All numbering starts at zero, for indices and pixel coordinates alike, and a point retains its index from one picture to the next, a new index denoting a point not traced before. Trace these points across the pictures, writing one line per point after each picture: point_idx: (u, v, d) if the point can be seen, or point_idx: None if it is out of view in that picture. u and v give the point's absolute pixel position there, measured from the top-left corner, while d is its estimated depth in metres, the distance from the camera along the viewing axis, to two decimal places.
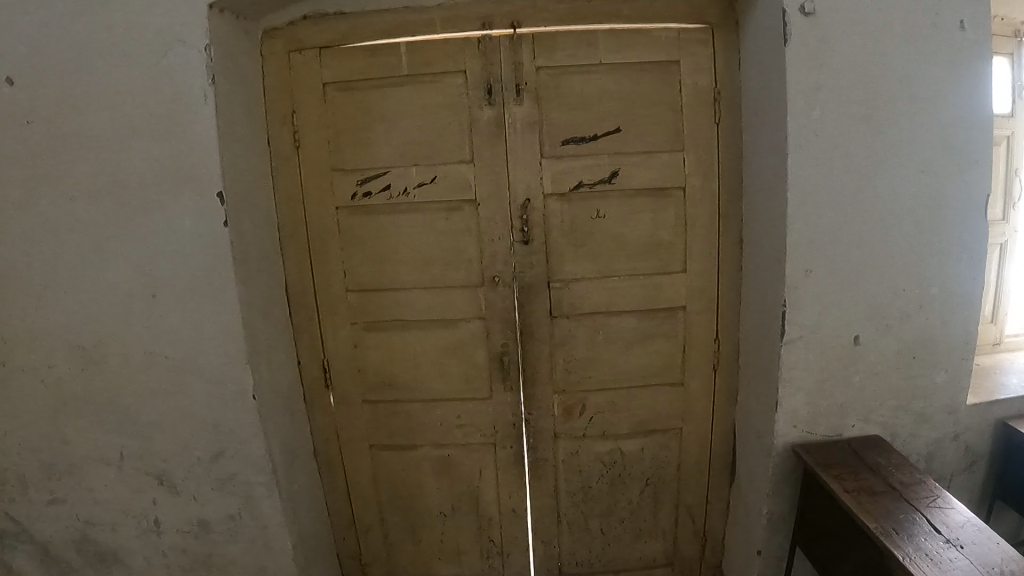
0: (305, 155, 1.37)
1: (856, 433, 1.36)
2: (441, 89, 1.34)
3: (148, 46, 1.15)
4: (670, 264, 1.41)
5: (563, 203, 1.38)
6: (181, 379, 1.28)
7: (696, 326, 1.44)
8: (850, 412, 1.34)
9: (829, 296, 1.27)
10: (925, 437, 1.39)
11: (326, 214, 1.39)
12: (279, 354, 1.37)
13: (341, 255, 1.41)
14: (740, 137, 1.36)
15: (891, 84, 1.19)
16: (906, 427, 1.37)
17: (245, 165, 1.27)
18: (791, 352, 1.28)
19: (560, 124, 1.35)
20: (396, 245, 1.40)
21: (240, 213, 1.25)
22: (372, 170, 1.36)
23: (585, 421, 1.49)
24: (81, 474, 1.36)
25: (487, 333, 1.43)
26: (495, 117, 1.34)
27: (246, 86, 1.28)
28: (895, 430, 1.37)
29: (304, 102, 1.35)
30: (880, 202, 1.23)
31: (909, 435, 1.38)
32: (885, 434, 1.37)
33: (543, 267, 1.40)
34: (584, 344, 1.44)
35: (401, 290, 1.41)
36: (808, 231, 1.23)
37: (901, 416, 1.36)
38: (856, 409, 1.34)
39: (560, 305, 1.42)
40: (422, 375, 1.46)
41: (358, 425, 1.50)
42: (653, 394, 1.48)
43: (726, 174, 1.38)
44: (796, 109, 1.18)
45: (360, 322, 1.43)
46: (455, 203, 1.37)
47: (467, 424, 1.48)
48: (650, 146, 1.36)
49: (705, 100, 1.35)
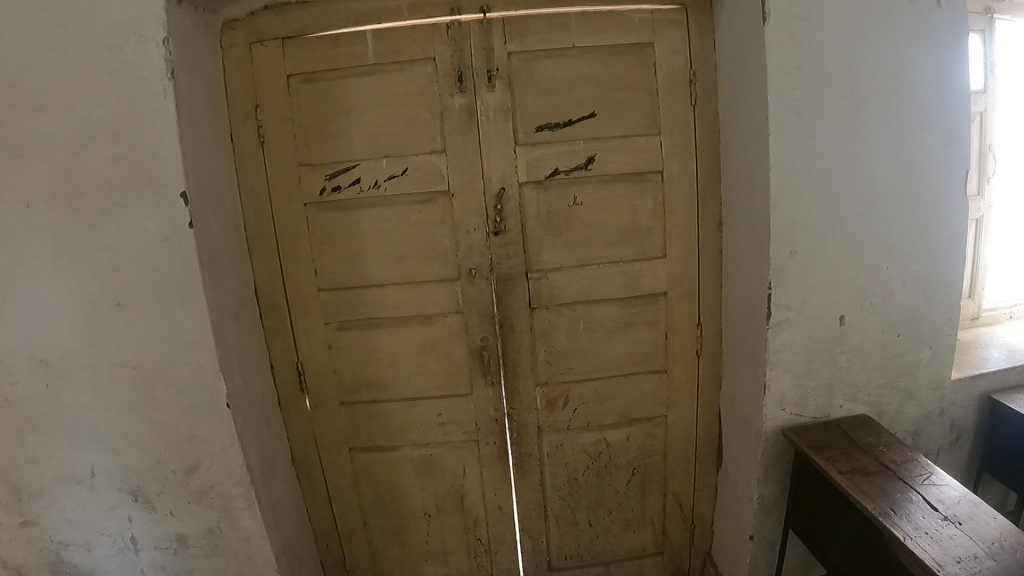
0: (271, 150, 1.32)
1: (843, 414, 1.35)
2: (410, 77, 1.30)
3: (102, 42, 1.10)
4: (650, 250, 1.38)
5: (539, 191, 1.35)
6: (150, 390, 1.23)
7: (679, 312, 1.41)
8: (836, 393, 1.33)
9: (813, 276, 1.25)
10: (910, 415, 1.39)
11: (294, 211, 1.33)
12: (252, 358, 1.32)
13: (311, 252, 1.35)
14: (715, 119, 1.34)
15: (871, 61, 1.17)
16: (891, 405, 1.37)
17: (209, 164, 1.22)
18: (778, 334, 1.26)
19: (534, 110, 1.31)
20: (369, 240, 1.34)
21: (205, 214, 1.20)
22: (341, 164, 1.32)
23: (568, 413, 1.44)
24: (51, 494, 1.32)
25: (466, 328, 1.38)
26: (467, 105, 1.30)
27: (207, 81, 1.23)
28: (881, 409, 1.37)
29: (268, 96, 1.30)
30: (862, 181, 1.22)
31: (895, 413, 1.38)
32: (871, 413, 1.36)
33: (521, 257, 1.36)
34: (565, 335, 1.40)
35: (376, 286, 1.36)
36: (790, 212, 1.21)
37: (886, 394, 1.36)
38: (842, 390, 1.33)
39: (540, 296, 1.38)
40: (401, 374, 1.40)
41: (335, 428, 1.43)
42: (638, 384, 1.44)
43: (704, 157, 1.35)
44: (777, 88, 1.16)
45: (333, 322, 1.37)
46: (429, 195, 1.33)
47: (449, 422, 1.43)
48: (626, 131, 1.34)
49: (680, 82, 1.33)
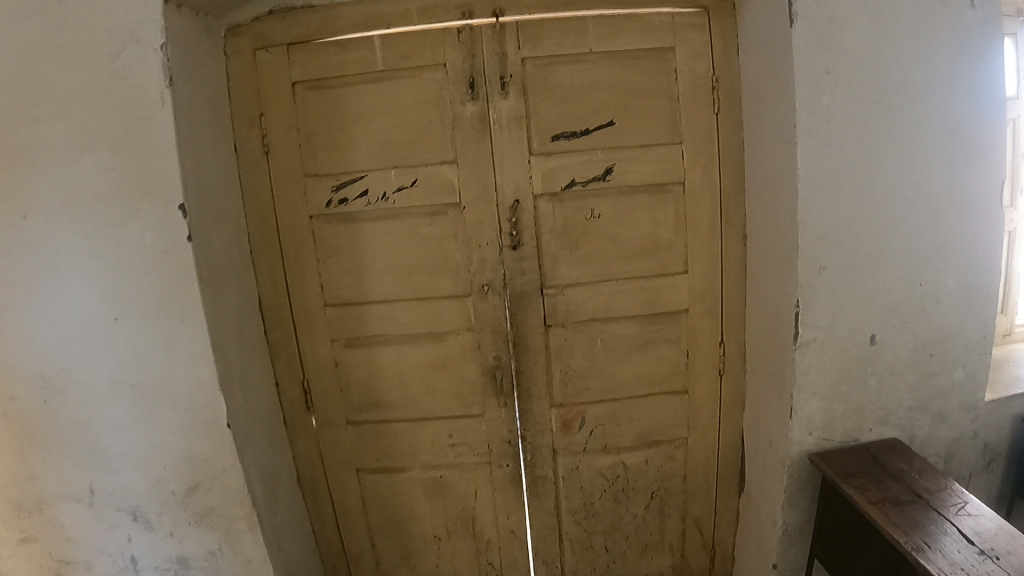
0: (275, 161, 1.27)
1: (873, 438, 1.28)
2: (420, 84, 1.24)
3: (100, 47, 1.06)
4: (671, 265, 1.32)
5: (554, 203, 1.29)
6: (149, 408, 1.17)
7: (701, 329, 1.35)
8: (866, 416, 1.26)
9: (843, 293, 1.18)
10: (943, 438, 1.32)
11: (299, 224, 1.28)
12: (255, 376, 1.25)
13: (316, 267, 1.29)
14: (740, 128, 1.28)
15: (904, 65, 1.11)
16: (923, 428, 1.29)
17: (210, 174, 1.17)
18: (805, 355, 1.20)
19: (549, 119, 1.26)
20: (376, 254, 1.29)
21: (205, 227, 1.15)
22: (348, 175, 1.26)
23: (584, 434, 1.37)
24: (51, 511, 1.28)
25: (479, 346, 1.31)
26: (479, 113, 1.24)
27: (209, 88, 1.18)
28: (912, 432, 1.29)
29: (273, 105, 1.25)
30: (894, 192, 1.15)
31: (926, 437, 1.31)
32: (902, 437, 1.29)
33: (536, 272, 1.29)
34: (582, 353, 1.33)
35: (383, 302, 1.30)
36: (820, 226, 1.14)
37: (918, 417, 1.28)
38: (873, 413, 1.26)
39: (555, 312, 1.31)
40: (411, 394, 1.33)
41: (342, 448, 1.35)
42: (657, 405, 1.38)
43: (728, 167, 1.29)
44: (805, 95, 1.10)
45: (339, 339, 1.31)
46: (439, 208, 1.28)
47: (460, 443, 1.35)
48: (645, 140, 1.27)
49: (703, 88, 1.27)
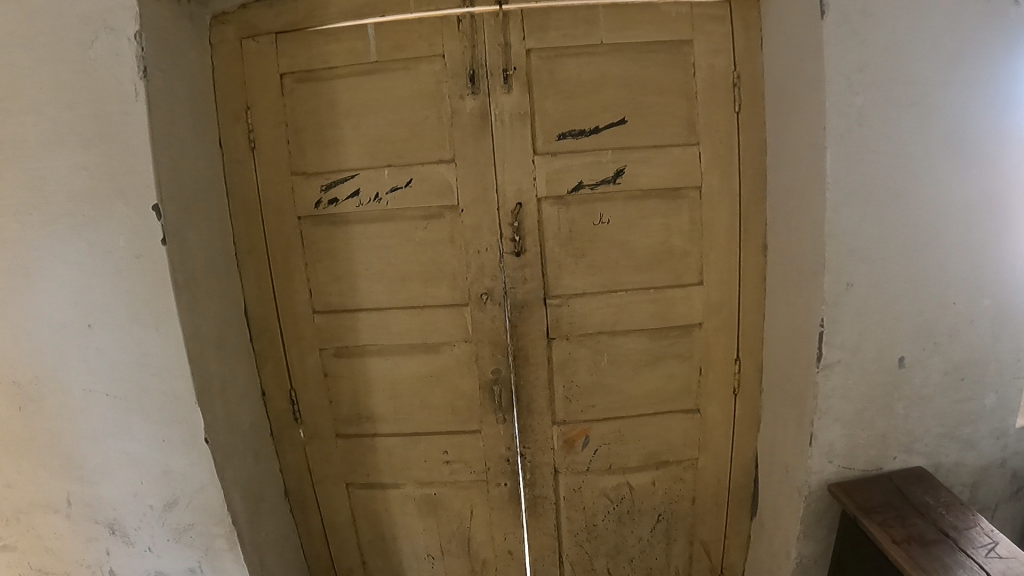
0: (262, 157, 1.19)
1: (897, 466, 1.19)
2: (416, 77, 1.16)
3: (72, 34, 0.98)
4: (685, 276, 1.23)
5: (560, 207, 1.20)
6: (125, 419, 1.10)
7: (716, 345, 1.26)
8: (890, 443, 1.17)
9: (871, 312, 1.09)
10: (969, 467, 1.21)
11: (286, 225, 1.20)
12: (239, 386, 1.18)
13: (305, 271, 1.21)
14: (762, 130, 1.18)
15: (944, 65, 1.01)
16: (950, 456, 1.20)
17: (188, 172, 1.09)
18: (828, 378, 1.11)
19: (555, 115, 1.17)
20: (368, 259, 1.21)
21: (183, 229, 1.07)
22: (339, 174, 1.18)
23: (588, 453, 1.29)
24: (30, 521, 1.20)
25: (477, 358, 1.23)
26: (479, 108, 1.16)
27: (190, 80, 1.11)
28: (939, 460, 1.20)
29: (260, 98, 1.18)
30: (929, 203, 1.05)
31: (952, 464, 1.20)
32: (928, 466, 1.20)
33: (539, 281, 1.21)
34: (587, 368, 1.25)
35: (374, 310, 1.22)
36: (847, 239, 1.05)
37: (944, 444, 1.19)
38: (897, 440, 1.17)
39: (560, 324, 1.22)
40: (404, 407, 1.25)
41: (332, 462, 1.28)
42: (667, 423, 1.29)
43: (749, 172, 1.20)
44: (835, 96, 1.01)
45: (329, 347, 1.23)
46: (435, 210, 1.19)
47: (456, 460, 1.27)
48: (658, 140, 1.18)
49: (723, 85, 1.17)
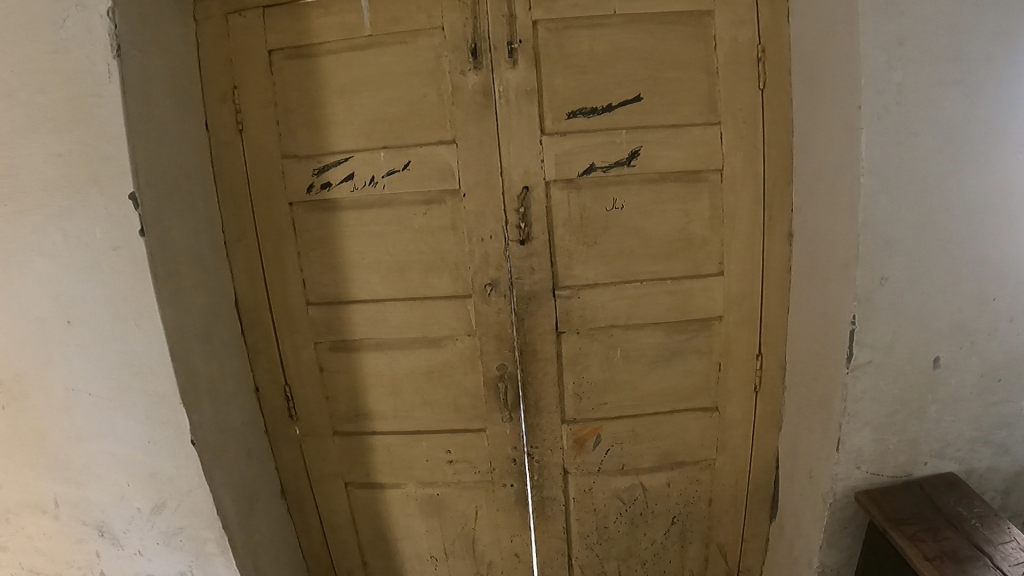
0: (251, 140, 1.12)
1: (927, 472, 1.12)
2: (413, 52, 1.08)
3: (42, 7, 0.90)
4: (705, 265, 1.16)
5: (569, 191, 1.11)
6: (109, 419, 1.03)
7: (737, 339, 1.19)
8: (921, 447, 1.10)
9: (905, 307, 1.01)
10: (1004, 472, 1.13)
11: (277, 212, 1.13)
12: (229, 383, 1.12)
13: (297, 261, 1.14)
14: (789, 109, 1.10)
15: (989, 39, 0.91)
16: (984, 460, 1.11)
17: (169, 157, 1.02)
18: (858, 379, 1.04)
19: (564, 92, 1.08)
20: (364, 248, 1.13)
21: (164, 218, 1.00)
22: (332, 157, 1.11)
23: (599, 454, 1.22)
24: (18, 522, 1.13)
25: (480, 353, 1.15)
26: (482, 85, 1.07)
27: (172, 58, 1.04)
28: (971, 465, 1.12)
29: (248, 76, 1.10)
30: (971, 191, 0.96)
31: (986, 470, 1.12)
32: (960, 470, 1.12)
33: (547, 271, 1.13)
34: (598, 364, 1.17)
35: (372, 302, 1.14)
36: (883, 228, 0.97)
37: (978, 449, 1.11)
38: (929, 445, 1.10)
39: (570, 318, 1.14)
40: (403, 405, 1.18)
41: (330, 461, 1.22)
42: (683, 422, 1.22)
43: (773, 154, 1.12)
44: (872, 73, 0.92)
45: (324, 341, 1.16)
46: (435, 195, 1.11)
47: (459, 460, 1.20)
48: (677, 118, 1.10)
49: (746, 59, 1.09)
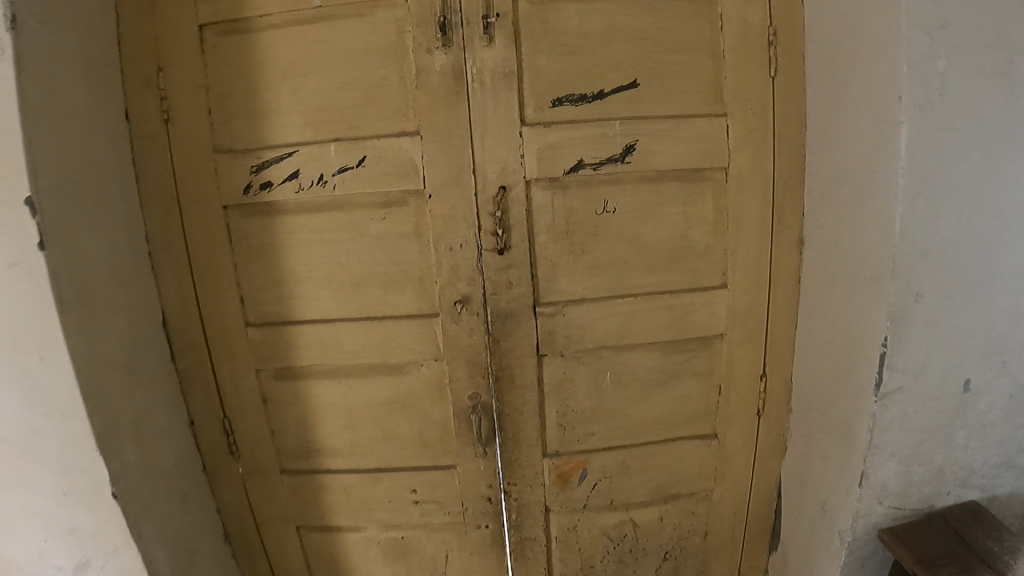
0: (178, 131, 0.94)
1: (949, 502, 0.99)
2: (371, 27, 0.92)
3: None
4: (706, 276, 1.02)
5: (553, 192, 0.96)
6: (17, 467, 0.84)
7: (740, 359, 1.05)
8: (945, 477, 0.97)
9: (940, 326, 0.88)
10: None
11: (210, 216, 0.96)
12: (159, 417, 0.95)
13: (234, 274, 0.97)
14: (802, 100, 0.98)
15: None
16: (1008, 486, 0.99)
17: (78, 151, 0.84)
18: (887, 408, 0.91)
19: (548, 76, 0.93)
20: (313, 259, 0.97)
21: (72, 224, 0.82)
22: (273, 152, 0.94)
23: (585, 489, 1.06)
24: None
25: (449, 381, 1.00)
26: (453, 66, 0.92)
27: (83, 32, 0.86)
28: (994, 492, 1.00)
29: (175, 55, 0.93)
30: (1013, 194, 0.83)
31: (1008, 497, 1.00)
32: (982, 498, 1.00)
33: (527, 286, 0.97)
34: (586, 391, 1.02)
35: (322, 322, 0.98)
36: (920, 236, 0.84)
37: (1003, 474, 0.99)
38: (953, 474, 0.97)
39: (554, 338, 0.99)
40: (362, 438, 1.03)
41: (278, 502, 1.05)
42: (681, 452, 1.08)
43: (783, 150, 0.99)
44: (914, 58, 0.79)
45: (267, 368, 1.00)
46: (395, 196, 0.95)
47: (427, 499, 1.05)
48: (678, 108, 0.97)
49: (756, 42, 0.96)
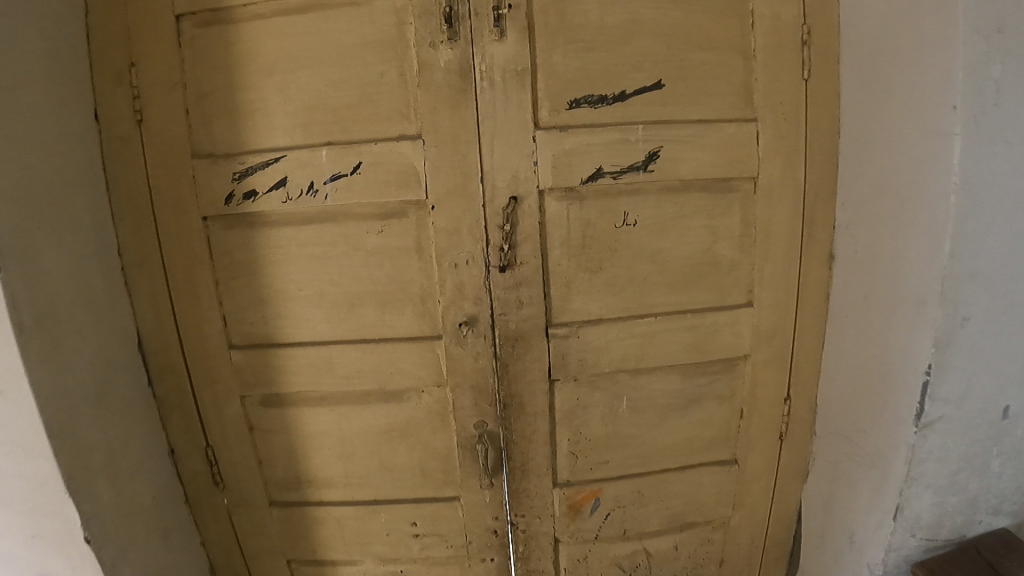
0: (152, 133, 0.84)
1: (980, 531, 0.92)
2: (368, 18, 0.82)
3: None
4: (731, 295, 0.95)
5: (568, 203, 0.87)
6: None
7: (765, 381, 0.98)
8: (978, 506, 0.91)
9: (985, 352, 0.81)
10: None
11: (187, 227, 0.86)
12: (135, 449, 0.86)
13: (215, 291, 0.88)
14: (837, 105, 0.90)
15: None
16: None
17: (36, 156, 0.74)
18: (926, 439, 0.84)
19: (565, 75, 0.84)
20: (303, 275, 0.88)
21: (32, 239, 0.73)
22: (258, 157, 0.85)
23: (597, 520, 0.99)
24: None
25: (452, 407, 0.92)
26: (459, 63, 0.82)
27: (43, 21, 0.76)
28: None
29: (148, 48, 0.83)
30: None
31: None
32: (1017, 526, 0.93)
33: (539, 305, 0.89)
34: (600, 416, 0.95)
35: (314, 344, 0.90)
36: (970, 257, 0.76)
37: None
38: (986, 502, 0.90)
39: (567, 362, 0.91)
40: (357, 467, 0.95)
41: (266, 534, 0.97)
42: (699, 479, 1.01)
43: (816, 159, 0.91)
44: (972, 63, 0.71)
45: (253, 394, 0.92)
46: (394, 207, 0.86)
47: (428, 532, 0.97)
48: (705, 112, 0.88)
49: (790, 40, 0.88)
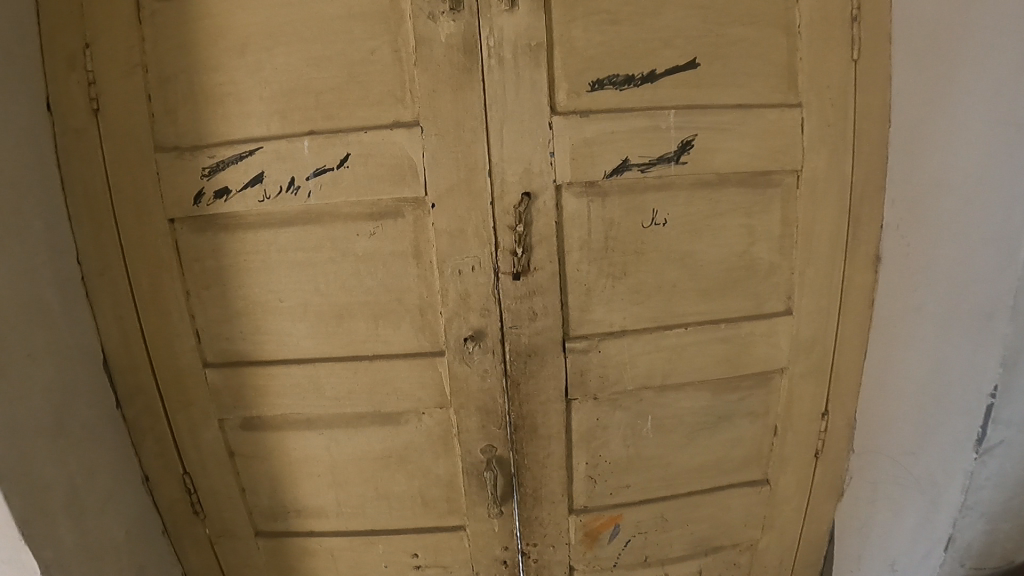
0: (108, 124, 0.73)
1: None
2: None
3: None
4: (768, 303, 0.84)
5: (588, 200, 0.76)
6: None
7: (803, 396, 0.88)
8: None
9: None
10: None
11: (152, 230, 0.75)
12: (101, 482, 0.76)
13: (185, 303, 0.78)
14: (891, 88, 0.79)
15: None
16: None
17: None
18: (986, 464, 0.77)
19: (584, 53, 0.73)
20: (286, 284, 0.78)
21: None
22: (230, 149, 0.73)
23: (616, 548, 0.90)
24: None
25: (456, 430, 0.82)
26: (462, 40, 0.70)
27: None
28: None
29: (101, 25, 0.71)
30: None
31: None
32: None
33: (555, 317, 0.78)
34: (620, 437, 0.86)
35: (299, 361, 0.79)
36: None
37: None
38: None
39: (585, 380, 0.81)
40: (351, 495, 0.85)
41: (252, 566, 0.88)
42: (728, 502, 0.92)
43: (866, 151, 0.80)
44: None
45: (232, 416, 0.82)
46: (388, 208, 0.75)
47: (431, 563, 0.88)
48: (744, 97, 0.77)
49: (840, 14, 0.76)
